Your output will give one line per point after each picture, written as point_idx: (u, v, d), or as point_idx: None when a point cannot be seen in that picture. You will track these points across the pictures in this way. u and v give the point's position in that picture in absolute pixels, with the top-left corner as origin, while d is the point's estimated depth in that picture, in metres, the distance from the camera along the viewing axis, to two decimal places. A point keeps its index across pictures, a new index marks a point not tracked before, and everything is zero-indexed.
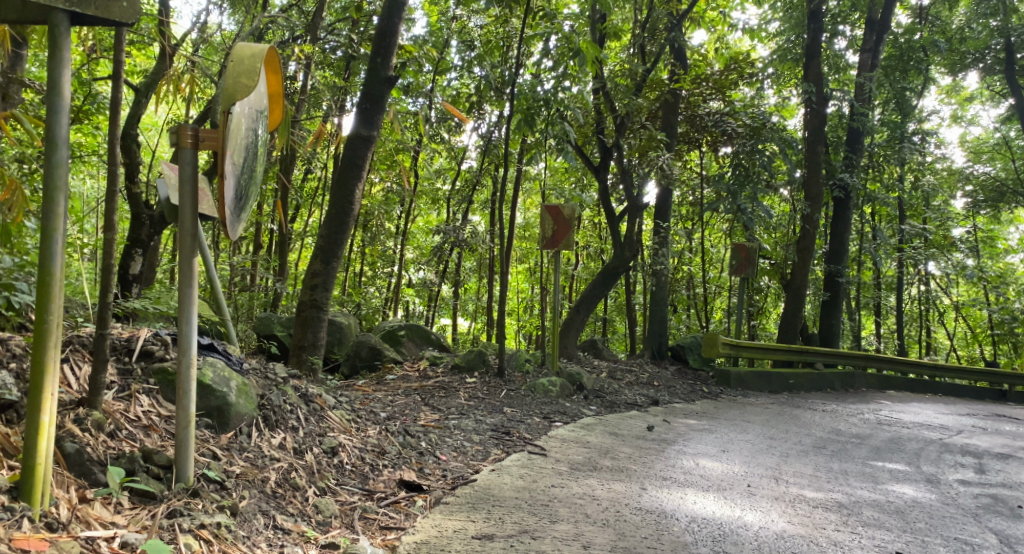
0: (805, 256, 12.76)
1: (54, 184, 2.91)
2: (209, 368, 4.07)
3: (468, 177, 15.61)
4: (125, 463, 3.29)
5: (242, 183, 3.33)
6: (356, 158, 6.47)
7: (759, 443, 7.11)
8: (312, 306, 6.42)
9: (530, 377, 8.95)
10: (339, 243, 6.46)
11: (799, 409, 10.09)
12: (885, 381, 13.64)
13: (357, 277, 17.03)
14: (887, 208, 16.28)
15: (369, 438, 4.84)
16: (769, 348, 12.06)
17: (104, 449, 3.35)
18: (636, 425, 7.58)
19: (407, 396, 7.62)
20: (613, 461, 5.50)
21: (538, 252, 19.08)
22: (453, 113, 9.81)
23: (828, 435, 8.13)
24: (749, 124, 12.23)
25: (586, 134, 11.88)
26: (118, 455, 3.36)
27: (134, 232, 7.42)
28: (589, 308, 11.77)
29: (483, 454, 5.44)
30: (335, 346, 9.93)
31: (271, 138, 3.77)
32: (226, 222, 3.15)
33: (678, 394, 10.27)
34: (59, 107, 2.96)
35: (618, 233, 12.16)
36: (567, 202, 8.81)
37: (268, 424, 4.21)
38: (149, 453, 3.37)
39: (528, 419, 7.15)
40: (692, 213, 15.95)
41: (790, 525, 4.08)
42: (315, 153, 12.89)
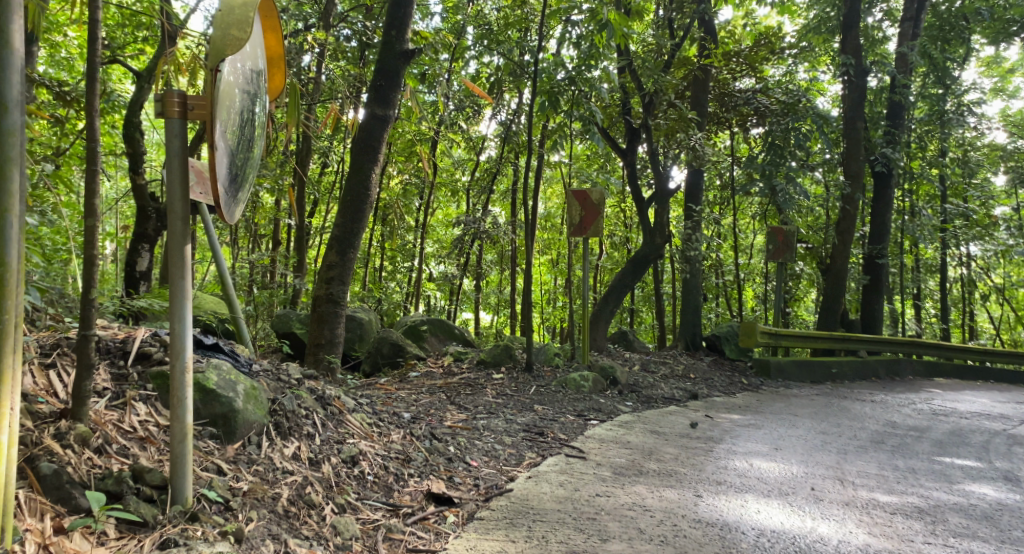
0: (845, 238, 12.24)
1: (7, 156, 2.54)
2: (214, 371, 3.65)
3: (487, 167, 15.13)
4: (111, 486, 2.87)
5: (238, 160, 2.88)
6: (372, 140, 6.04)
7: (812, 440, 6.61)
8: (329, 301, 5.99)
9: (560, 371, 8.51)
10: (356, 232, 6.03)
11: (845, 400, 9.57)
12: (932, 368, 13.07)
13: (378, 272, 16.64)
14: (928, 186, 15.62)
15: (394, 443, 4.41)
16: (809, 337, 11.57)
17: (88, 468, 2.94)
18: (677, 421, 7.11)
19: (432, 394, 7.19)
20: (659, 464, 5.04)
21: (561, 243, 18.59)
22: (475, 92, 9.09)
23: (884, 428, 7.62)
24: (784, 101, 11.84)
25: (612, 115, 11.42)
26: (104, 475, 2.94)
27: (140, 226, 7.05)
28: (618, 298, 11.27)
29: (516, 458, 5.00)
30: (355, 343, 9.55)
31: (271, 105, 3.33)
32: (221, 204, 2.71)
33: (716, 387, 9.78)
34: (9, 62, 2.56)
35: (646, 220, 11.67)
36: (595, 186, 8.34)
37: (280, 432, 3.78)
38: (139, 472, 2.95)
39: (562, 418, 6.70)
40: (723, 198, 15.37)
41: (873, 538, 3.61)
42: (332, 144, 12.51)
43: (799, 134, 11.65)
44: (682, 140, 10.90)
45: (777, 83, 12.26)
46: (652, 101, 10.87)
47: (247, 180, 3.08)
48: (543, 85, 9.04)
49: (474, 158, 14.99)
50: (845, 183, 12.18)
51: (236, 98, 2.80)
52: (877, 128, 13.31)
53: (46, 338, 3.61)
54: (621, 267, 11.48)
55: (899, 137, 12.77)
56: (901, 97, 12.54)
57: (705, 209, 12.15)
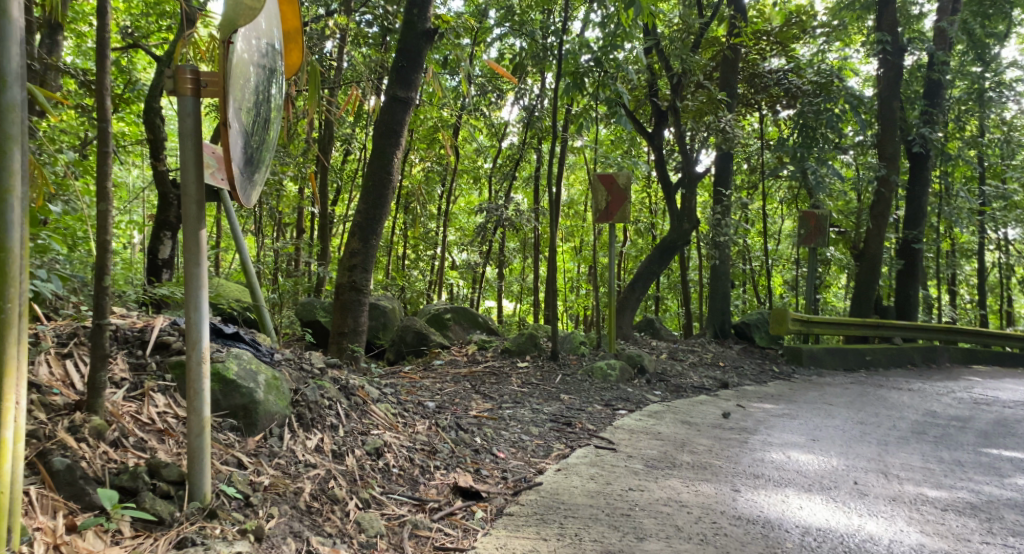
0: (880, 222, 12.06)
1: (7, 133, 2.46)
2: (234, 361, 3.53)
3: (510, 154, 14.95)
4: (126, 482, 2.77)
5: (253, 141, 2.76)
6: (394, 123, 5.89)
7: (850, 431, 6.40)
8: (352, 289, 5.87)
9: (587, 360, 8.35)
10: (379, 219, 5.91)
11: (880, 389, 9.33)
12: (970, 355, 12.80)
13: (401, 260, 16.54)
14: (966, 168, 15.24)
15: (419, 434, 4.28)
16: (842, 324, 11.33)
17: (102, 463, 2.83)
18: (708, 411, 6.92)
19: (457, 383, 7.06)
20: (693, 456, 4.87)
21: (585, 230, 18.38)
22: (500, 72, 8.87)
23: (923, 418, 7.40)
24: (816, 81, 11.58)
25: (638, 98, 11.21)
26: (119, 471, 2.84)
27: (162, 214, 6.98)
28: (645, 285, 11.07)
29: (545, 449, 4.85)
30: (379, 331, 9.45)
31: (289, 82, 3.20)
32: (236, 187, 2.59)
33: (746, 376, 9.57)
34: (8, 35, 2.47)
35: (673, 206, 11.46)
36: (622, 170, 8.12)
37: (303, 424, 3.66)
38: (156, 467, 2.84)
39: (589, 407, 6.54)
40: (751, 182, 15.08)
41: (926, 537, 3.51)
42: (355, 130, 12.40)
43: (831, 115, 11.37)
44: (710, 122, 10.69)
45: (809, 63, 12.02)
46: (679, 82, 10.69)
47: (264, 163, 2.95)
48: (568, 67, 8.87)
49: (496, 145, 14.82)
50: (879, 165, 11.96)
51: (250, 76, 2.67)
52: (913, 109, 13.00)
53: (64, 327, 3.50)
54: (647, 254, 11.27)
55: (936, 117, 12.59)
56: (939, 75, 12.40)
57: (733, 193, 11.89)
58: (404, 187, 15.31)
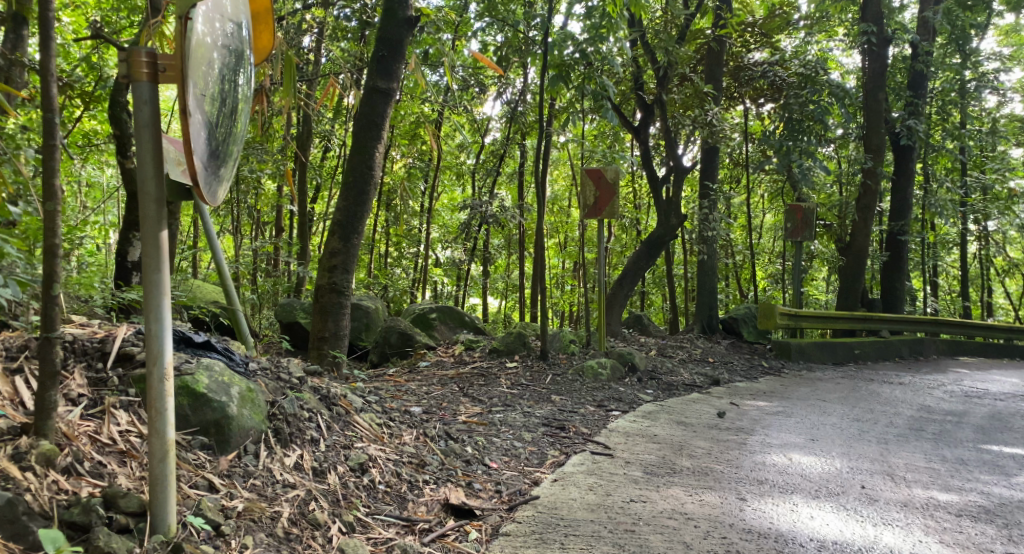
0: (867, 213, 11.95)
1: None
2: (204, 373, 3.27)
3: (492, 150, 14.69)
4: (78, 516, 2.50)
5: (219, 132, 2.50)
6: (376, 115, 5.63)
7: (849, 430, 6.23)
8: (332, 291, 5.60)
9: (576, 359, 8.12)
10: (360, 217, 5.64)
11: (873, 383, 9.19)
12: (956, 346, 12.74)
13: (383, 258, 16.25)
14: (949, 158, 15.18)
15: (406, 446, 4.03)
16: (831, 317, 11.21)
17: (50, 495, 2.56)
18: (703, 411, 6.72)
19: (444, 385, 6.81)
20: (693, 460, 4.65)
21: (569, 226, 18.18)
22: (483, 65, 8.64)
23: (919, 413, 7.26)
24: (801, 73, 11.45)
25: (623, 91, 10.99)
26: (69, 503, 2.56)
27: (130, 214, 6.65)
28: (633, 281, 10.86)
29: (538, 457, 4.61)
30: (361, 332, 9.18)
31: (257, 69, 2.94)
32: (200, 183, 2.33)
33: (738, 372, 9.39)
34: None
35: (660, 200, 11.27)
36: (609, 163, 7.89)
37: (280, 439, 3.40)
38: (112, 498, 2.58)
39: (581, 409, 6.32)
40: (736, 174, 14.91)
41: (947, 549, 3.34)
42: (333, 127, 12.10)
43: (817, 107, 11.24)
44: (697, 116, 10.51)
45: (794, 54, 11.89)
46: (665, 75, 10.48)
47: (232, 158, 2.69)
48: (552, 60, 8.62)
49: (478, 141, 14.56)
50: (865, 157, 11.86)
51: (214, 61, 2.42)
52: (898, 100, 12.92)
53: (17, 338, 3.23)
54: (634, 249, 11.06)
55: (921, 108, 12.52)
56: (924, 65, 12.33)
57: (720, 187, 11.69)
58: (385, 184, 15.01)
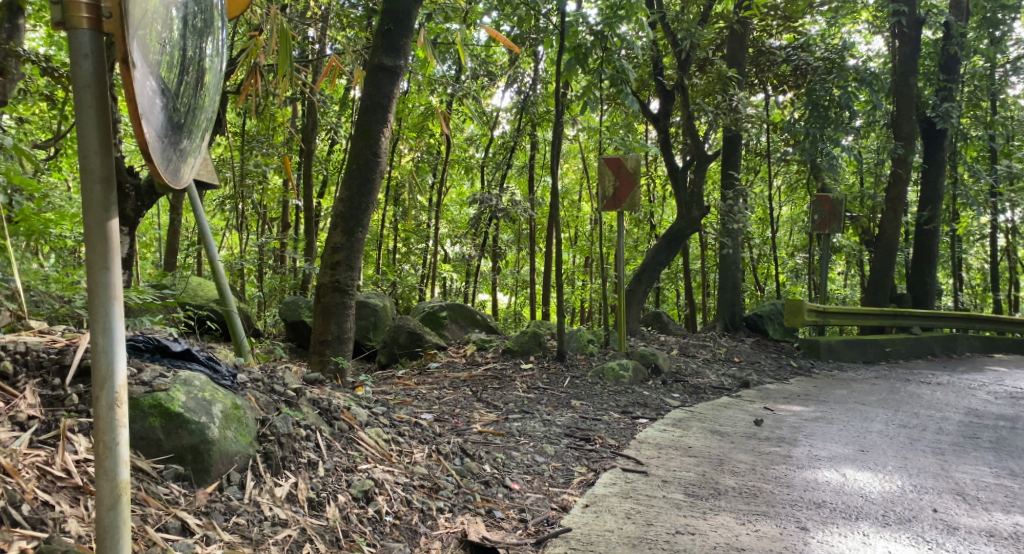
0: (897, 205, 11.42)
1: None
2: (181, 388, 2.82)
3: (502, 143, 14.20)
4: None
5: (180, 99, 2.04)
6: (381, 97, 5.14)
7: (897, 439, 5.75)
8: (335, 290, 5.11)
9: (596, 360, 7.61)
10: (365, 209, 5.16)
11: (909, 383, 8.69)
12: (990, 344, 12.20)
13: (391, 253, 15.73)
14: (980, 146, 14.63)
15: (417, 467, 3.57)
16: (860, 314, 10.70)
17: None
18: (737, 418, 6.23)
19: (457, 390, 6.32)
20: (737, 479, 4.20)
21: (582, 220, 17.61)
22: (501, 44, 8.10)
23: (969, 419, 6.76)
24: (827, 58, 10.91)
25: (641, 76, 10.51)
26: None
27: None
28: (652, 277, 10.35)
29: (564, 475, 4.14)
30: (369, 332, 8.73)
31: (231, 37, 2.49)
32: (152, 154, 1.86)
33: (766, 373, 8.87)
34: None
35: (682, 191, 10.73)
36: (630, 151, 7.38)
37: (271, 465, 2.93)
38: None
39: (606, 416, 5.83)
40: (756, 164, 14.33)
41: None
42: (340, 119, 11.60)
43: (845, 92, 10.71)
44: (720, 101, 10.00)
45: (818, 40, 11.40)
46: (687, 59, 10.05)
47: (201, 138, 2.24)
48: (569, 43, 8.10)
49: (488, 133, 14.07)
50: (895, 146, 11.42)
51: (170, 16, 1.99)
52: (927, 85, 12.47)
53: None
54: (653, 243, 10.55)
55: (953, 93, 12.03)
56: (956, 48, 11.90)
57: (743, 177, 11.15)
58: (393, 177, 14.55)
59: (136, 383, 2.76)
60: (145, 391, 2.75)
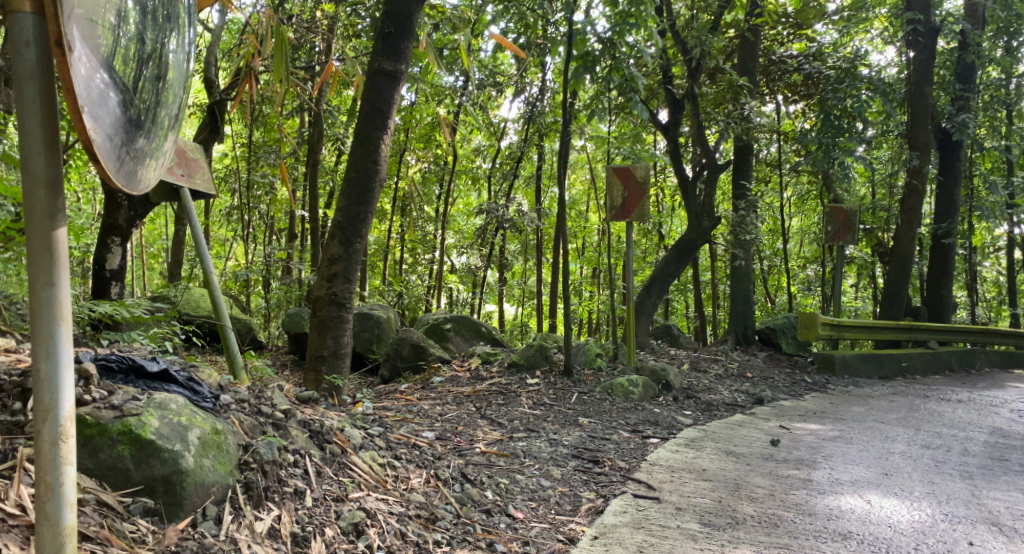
0: (913, 216, 11.12)
1: None
2: (155, 413, 2.82)
3: (509, 154, 13.97)
4: None
5: (137, 94, 2.05)
6: (381, 102, 4.94)
7: (921, 461, 5.49)
8: (332, 304, 4.89)
9: (605, 376, 7.35)
10: (364, 219, 4.94)
11: (928, 400, 8.41)
12: (1009, 358, 11.90)
13: (397, 264, 15.46)
14: (996, 157, 14.34)
15: (414, 494, 3.48)
16: (875, 327, 10.44)
17: None
18: (752, 437, 5.96)
19: (460, 406, 6.08)
20: (755, 506, 3.97)
21: (590, 231, 17.32)
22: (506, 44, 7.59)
23: (994, 439, 6.51)
24: (841, 66, 10.62)
25: (651, 85, 10.28)
26: None
27: (110, 216, 6.30)
28: (662, 289, 10.08)
29: (571, 501, 3.91)
30: (372, 344, 8.49)
31: (199, 34, 2.52)
32: (101, 148, 1.85)
33: (781, 388, 8.62)
34: None
35: (693, 202, 10.46)
36: (640, 161, 7.13)
37: (251, 497, 2.92)
38: None
39: (615, 435, 5.60)
40: (768, 174, 14.05)
41: None
42: (345, 128, 11.35)
43: (859, 101, 10.41)
44: (731, 110, 9.72)
45: (833, 47, 11.11)
46: (698, 67, 9.81)
47: (162, 135, 2.24)
48: (578, 49, 7.79)
49: (495, 144, 13.83)
50: (911, 157, 11.14)
51: (124, 8, 2.00)
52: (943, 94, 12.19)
53: None
54: (664, 254, 10.28)
55: (971, 102, 11.76)
56: (973, 57, 11.66)
57: (755, 187, 10.88)
58: (399, 187, 14.30)
59: (105, 408, 2.75)
60: (114, 416, 2.74)
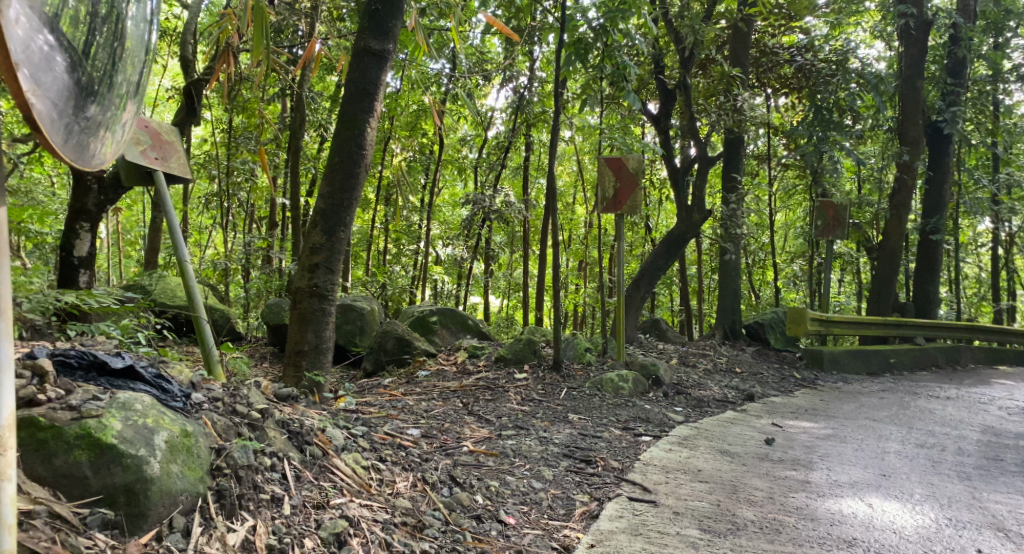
0: (902, 211, 11.02)
1: None
2: (117, 416, 2.72)
3: (497, 143, 13.73)
4: None
5: (86, 61, 2.16)
6: (367, 83, 4.72)
7: (917, 461, 5.37)
8: (313, 296, 4.67)
9: (594, 370, 7.19)
10: (348, 206, 4.73)
11: (918, 397, 8.31)
12: (995, 355, 11.87)
13: (381, 254, 15.19)
14: (982, 153, 14.33)
15: (400, 499, 3.33)
16: (863, 323, 10.34)
17: None
18: (745, 435, 5.82)
19: (446, 401, 5.90)
20: (756, 510, 3.81)
21: (577, 223, 17.12)
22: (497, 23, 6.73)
23: (986, 437, 6.43)
24: (833, 58, 10.48)
25: (643, 75, 10.08)
26: None
27: (79, 201, 6.07)
28: (651, 283, 9.92)
29: (565, 505, 3.74)
30: (355, 336, 8.28)
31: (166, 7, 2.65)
32: (38, 109, 1.95)
33: (770, 384, 8.51)
34: None
35: (683, 196, 10.28)
36: (632, 151, 6.96)
37: (223, 505, 2.82)
38: None
39: (606, 432, 5.44)
40: (757, 167, 13.90)
41: None
42: (329, 114, 11.08)
43: (851, 94, 10.27)
44: (723, 102, 9.55)
45: (825, 40, 10.96)
46: (689, 57, 9.62)
47: (116, 102, 2.36)
48: (571, 36, 7.56)
49: (482, 133, 13.58)
50: (901, 151, 11.04)
51: None
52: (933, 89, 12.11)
53: None
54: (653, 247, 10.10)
55: (961, 97, 11.68)
56: (964, 52, 11.58)
57: (746, 180, 10.73)
58: (383, 175, 14.02)
59: (61, 409, 2.65)
60: (71, 417, 2.65)
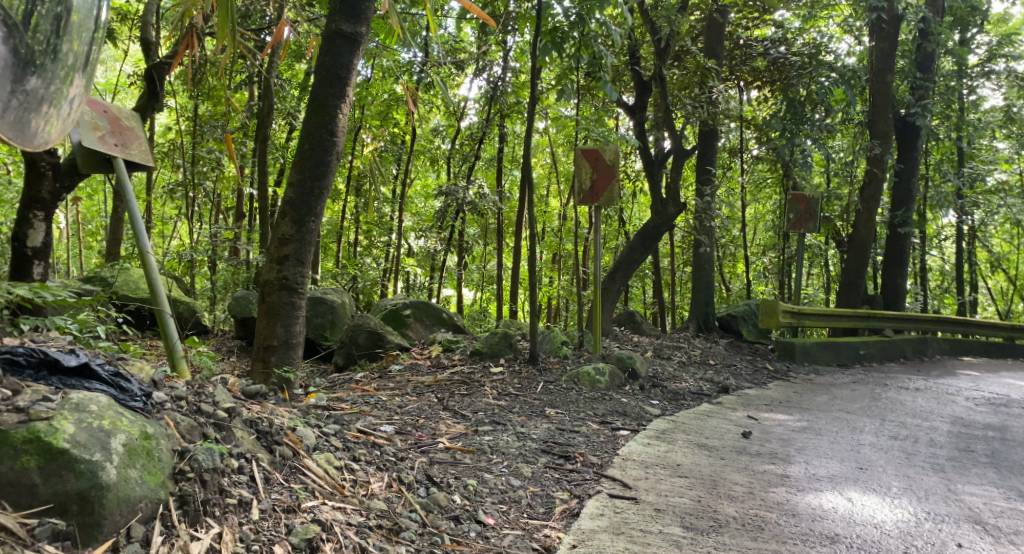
0: (872, 204, 11.06)
1: None
2: (70, 418, 2.58)
3: (470, 134, 13.55)
4: None
5: (15, 27, 2.09)
6: (339, 67, 4.56)
7: (892, 453, 5.34)
8: (283, 290, 4.51)
9: (570, 363, 7.10)
10: (319, 195, 4.57)
11: (888, 389, 8.33)
12: (959, 346, 11.99)
13: (351, 246, 14.94)
14: (948, 147, 14.46)
15: (375, 501, 3.21)
16: (833, 315, 10.37)
17: None
18: (723, 428, 5.75)
19: (421, 397, 5.76)
20: (738, 506, 3.74)
21: (550, 215, 16.99)
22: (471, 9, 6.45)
23: (957, 429, 6.44)
24: (805, 51, 10.45)
25: (618, 65, 9.97)
26: None
27: (33, 189, 5.84)
28: (626, 276, 9.83)
29: (544, 503, 3.64)
30: (325, 330, 8.10)
31: None
32: None
33: (743, 376, 8.48)
34: None
35: (657, 188, 10.19)
36: (609, 142, 6.85)
37: (187, 512, 2.68)
38: None
39: (583, 427, 5.34)
40: (729, 160, 13.88)
41: None
42: (297, 103, 10.82)
43: (824, 87, 10.25)
44: (698, 94, 9.48)
45: (797, 33, 10.94)
46: (665, 48, 9.49)
47: (56, 74, 2.28)
48: (545, 25, 7.40)
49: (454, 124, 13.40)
50: (871, 144, 11.06)
51: None
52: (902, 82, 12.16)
53: None
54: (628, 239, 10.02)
55: (930, 91, 11.73)
56: (933, 46, 11.62)
57: (720, 172, 10.67)
58: (354, 166, 13.77)
59: (8, 411, 2.51)
60: (19, 420, 2.51)
